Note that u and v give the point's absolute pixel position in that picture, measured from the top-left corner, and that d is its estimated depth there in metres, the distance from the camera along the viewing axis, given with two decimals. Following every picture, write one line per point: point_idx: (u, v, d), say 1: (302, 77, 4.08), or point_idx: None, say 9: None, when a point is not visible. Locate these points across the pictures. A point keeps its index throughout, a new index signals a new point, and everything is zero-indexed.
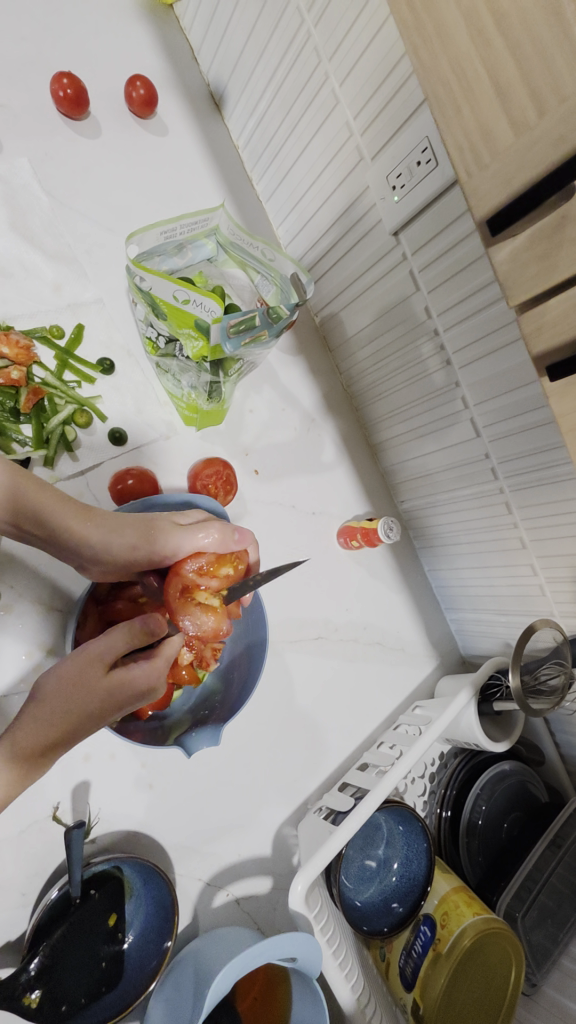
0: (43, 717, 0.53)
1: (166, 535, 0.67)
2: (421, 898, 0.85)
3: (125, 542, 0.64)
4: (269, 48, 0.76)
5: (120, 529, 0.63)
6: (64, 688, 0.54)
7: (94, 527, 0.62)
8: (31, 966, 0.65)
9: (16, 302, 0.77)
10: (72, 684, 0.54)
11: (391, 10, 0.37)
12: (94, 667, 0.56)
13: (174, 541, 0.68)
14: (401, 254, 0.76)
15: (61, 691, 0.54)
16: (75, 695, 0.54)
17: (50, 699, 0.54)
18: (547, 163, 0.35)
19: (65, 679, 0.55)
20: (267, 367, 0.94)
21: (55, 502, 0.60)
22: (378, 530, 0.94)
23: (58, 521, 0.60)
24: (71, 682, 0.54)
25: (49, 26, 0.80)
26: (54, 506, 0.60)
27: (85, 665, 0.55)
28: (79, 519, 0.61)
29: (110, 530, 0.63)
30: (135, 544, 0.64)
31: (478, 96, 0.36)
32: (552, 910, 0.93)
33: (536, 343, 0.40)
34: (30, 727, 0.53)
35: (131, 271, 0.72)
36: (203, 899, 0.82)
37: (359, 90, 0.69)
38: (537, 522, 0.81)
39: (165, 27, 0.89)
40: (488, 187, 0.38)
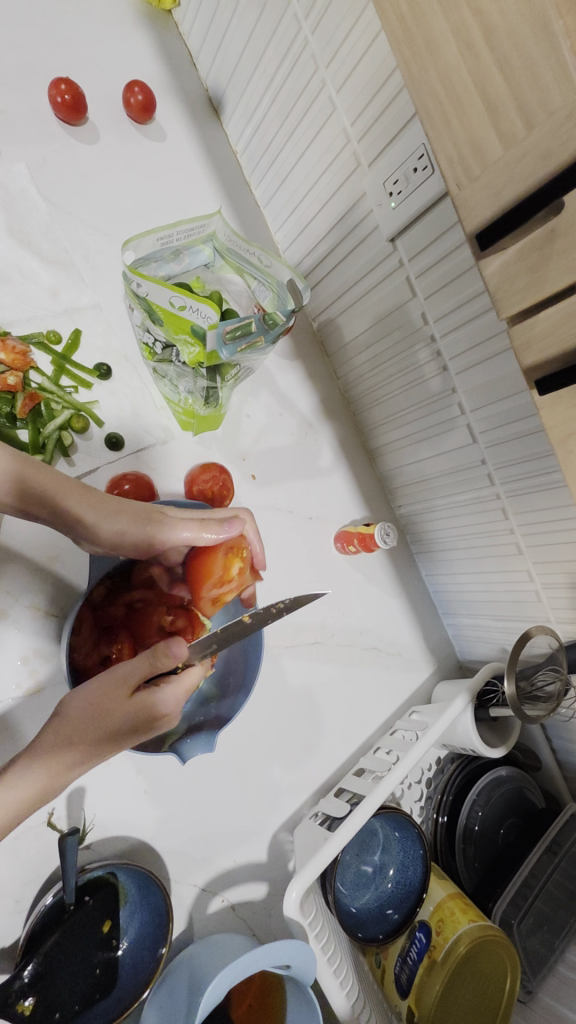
0: (66, 735, 0.53)
1: (162, 523, 0.69)
2: (416, 905, 0.86)
3: (121, 524, 0.65)
4: (267, 55, 0.77)
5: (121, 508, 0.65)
6: (90, 711, 0.55)
7: (92, 504, 0.62)
8: (25, 973, 0.66)
9: (13, 307, 0.77)
10: (97, 707, 0.55)
11: (381, 22, 0.38)
12: (121, 691, 0.57)
13: (172, 532, 0.70)
14: (397, 261, 0.76)
15: (85, 712, 0.55)
16: (100, 717, 0.55)
17: (75, 720, 0.54)
18: (536, 177, 0.35)
19: (91, 700, 0.55)
20: (264, 371, 0.94)
21: (52, 475, 0.59)
22: (375, 535, 0.94)
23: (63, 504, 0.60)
24: (97, 703, 0.55)
25: (48, 32, 0.80)
26: (52, 482, 0.59)
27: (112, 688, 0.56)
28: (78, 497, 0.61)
29: (106, 510, 0.64)
30: (131, 529, 0.66)
31: (467, 108, 0.36)
32: (548, 917, 0.93)
33: (527, 355, 0.40)
34: (55, 739, 0.53)
35: (128, 277, 0.72)
36: (198, 905, 0.82)
37: (355, 97, 0.69)
38: (534, 528, 0.81)
39: (164, 33, 0.89)
40: (478, 199, 0.38)
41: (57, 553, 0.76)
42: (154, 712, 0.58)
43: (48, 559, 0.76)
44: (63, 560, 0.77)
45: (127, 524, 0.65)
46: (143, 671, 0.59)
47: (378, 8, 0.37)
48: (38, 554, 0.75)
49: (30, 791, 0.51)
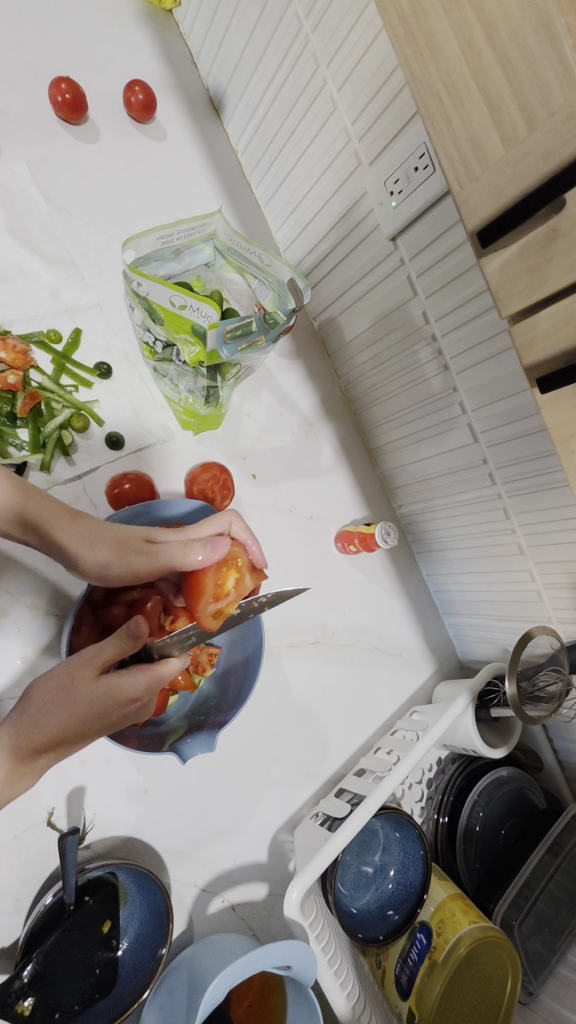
0: (25, 719, 0.53)
1: (145, 549, 0.64)
2: (418, 905, 0.86)
3: (103, 557, 0.62)
4: (268, 54, 0.77)
5: (100, 536, 0.62)
6: (51, 693, 0.54)
7: (74, 532, 0.61)
8: (24, 973, 0.65)
9: (13, 306, 0.77)
10: (59, 688, 0.54)
11: (383, 21, 0.37)
12: (87, 672, 0.55)
13: (156, 556, 0.64)
14: (399, 259, 0.76)
15: (45, 695, 0.54)
16: (61, 699, 0.53)
17: (36, 702, 0.54)
18: (537, 177, 0.35)
19: (53, 684, 0.54)
20: (265, 370, 0.94)
21: (42, 503, 0.60)
22: (375, 535, 0.94)
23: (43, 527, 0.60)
24: (62, 685, 0.54)
25: (48, 31, 0.80)
26: (40, 508, 0.60)
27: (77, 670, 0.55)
28: (64, 526, 0.61)
29: (89, 542, 0.61)
30: (111, 561, 0.63)
31: (468, 107, 0.36)
32: (549, 918, 0.93)
33: (529, 355, 0.40)
34: (18, 729, 0.53)
35: (129, 276, 0.71)
36: (198, 905, 0.82)
37: (356, 95, 0.69)
38: (535, 527, 0.81)
39: (165, 32, 0.89)
40: (479, 199, 0.38)
41: None
42: (122, 695, 0.56)
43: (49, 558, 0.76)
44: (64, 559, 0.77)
45: (111, 557, 0.62)
46: (114, 653, 0.57)
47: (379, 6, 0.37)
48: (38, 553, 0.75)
49: None
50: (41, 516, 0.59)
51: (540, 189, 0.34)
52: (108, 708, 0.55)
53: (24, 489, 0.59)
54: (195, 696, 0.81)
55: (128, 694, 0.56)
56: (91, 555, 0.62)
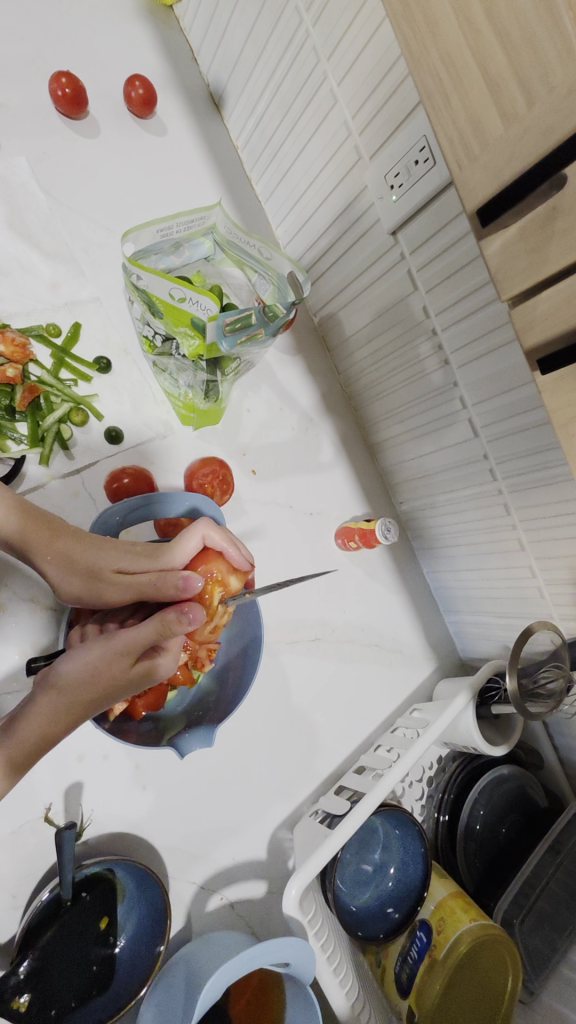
0: (63, 698, 0.54)
1: (108, 580, 0.61)
2: (418, 904, 0.85)
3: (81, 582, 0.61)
4: (269, 47, 0.76)
5: (64, 560, 0.61)
6: (85, 676, 0.54)
7: (46, 553, 0.61)
8: (20, 969, 0.65)
9: (12, 300, 0.77)
10: (94, 672, 0.54)
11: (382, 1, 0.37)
12: (122, 661, 0.55)
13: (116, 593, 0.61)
14: (399, 254, 0.75)
15: (80, 676, 0.54)
16: (100, 685, 0.54)
17: (69, 684, 0.54)
18: (538, 154, 0.34)
19: (89, 669, 0.54)
20: (265, 366, 0.94)
21: (25, 526, 0.60)
22: (375, 531, 0.93)
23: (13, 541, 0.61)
24: (97, 673, 0.54)
25: (49, 26, 0.80)
26: (20, 530, 0.60)
27: (111, 654, 0.55)
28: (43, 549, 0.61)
29: (68, 568, 0.61)
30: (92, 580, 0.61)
31: (467, 85, 0.36)
32: (551, 916, 0.92)
33: (528, 336, 0.40)
34: (54, 709, 0.54)
35: (128, 269, 0.71)
36: (197, 903, 0.81)
37: (356, 88, 0.69)
38: (536, 523, 0.81)
39: (165, 28, 0.89)
40: (478, 179, 0.38)
41: None
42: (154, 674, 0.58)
43: None
44: None
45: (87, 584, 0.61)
46: (142, 640, 0.56)
47: None
48: None
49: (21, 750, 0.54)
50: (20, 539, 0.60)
51: (539, 166, 0.34)
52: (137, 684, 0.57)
53: (18, 509, 0.60)
54: (194, 693, 0.81)
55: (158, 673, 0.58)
56: (56, 578, 0.61)
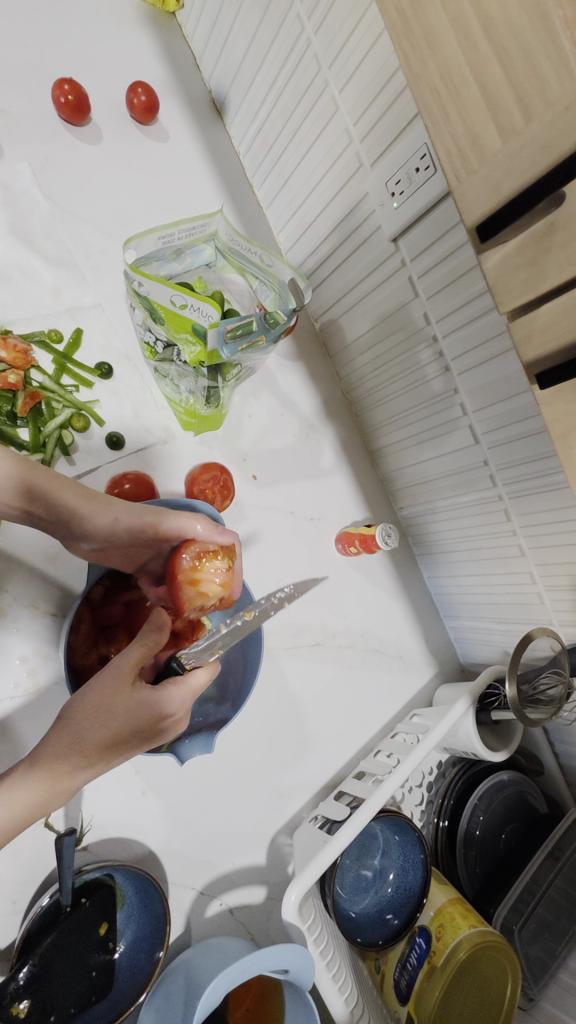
0: (68, 738, 0.53)
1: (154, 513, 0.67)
2: (417, 910, 0.85)
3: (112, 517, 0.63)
4: (270, 54, 0.77)
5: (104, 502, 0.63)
6: (90, 711, 0.53)
7: (82, 504, 0.61)
8: (20, 975, 0.65)
9: (14, 306, 0.77)
10: (97, 707, 0.54)
11: (380, 14, 0.37)
12: (122, 687, 0.55)
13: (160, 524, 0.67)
14: (400, 261, 0.76)
15: (84, 714, 0.53)
16: (102, 714, 0.54)
17: (76, 722, 0.53)
18: (535, 169, 0.34)
19: (91, 699, 0.54)
20: (266, 371, 0.94)
21: (47, 477, 0.59)
22: (376, 537, 0.93)
23: (47, 501, 0.59)
24: (100, 701, 0.54)
25: (52, 34, 0.81)
26: (47, 481, 0.59)
27: (112, 688, 0.55)
28: (70, 493, 0.60)
29: (100, 504, 0.62)
30: (126, 518, 0.64)
31: (465, 100, 0.36)
32: (550, 923, 0.92)
33: (526, 349, 0.40)
34: (59, 745, 0.53)
35: (129, 275, 0.71)
36: (196, 909, 0.81)
37: (358, 96, 0.69)
38: (536, 530, 0.81)
39: (168, 35, 0.90)
40: (476, 192, 0.38)
41: (55, 553, 0.76)
42: (159, 711, 0.56)
43: (47, 560, 0.76)
44: (62, 560, 0.77)
45: (119, 515, 0.63)
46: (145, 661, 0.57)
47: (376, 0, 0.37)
48: (37, 553, 0.75)
49: (27, 802, 0.51)
50: (50, 489, 0.58)
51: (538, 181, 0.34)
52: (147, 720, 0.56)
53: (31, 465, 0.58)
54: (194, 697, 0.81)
55: (166, 709, 0.57)
56: (98, 522, 0.62)
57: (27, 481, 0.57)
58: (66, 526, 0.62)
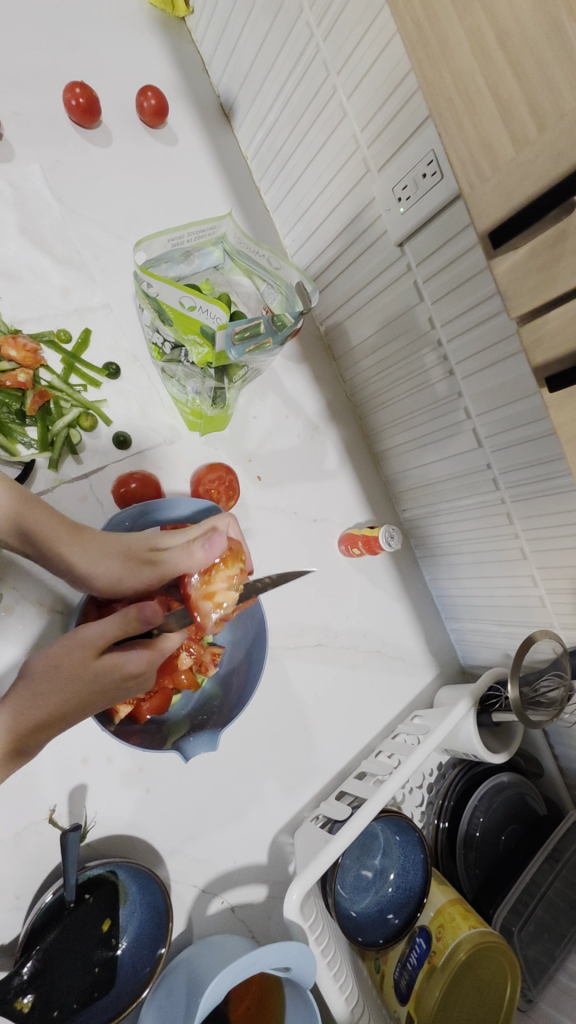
0: (28, 694, 0.54)
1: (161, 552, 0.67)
2: (417, 909, 0.85)
3: (104, 567, 0.63)
4: (280, 60, 0.78)
5: (99, 546, 0.63)
6: (51, 667, 0.56)
7: (80, 547, 0.62)
8: (23, 970, 0.65)
9: (24, 305, 0.78)
10: (58, 663, 0.56)
11: (396, 26, 0.38)
12: (86, 648, 0.57)
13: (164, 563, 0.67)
14: (406, 265, 0.76)
15: (46, 670, 0.56)
16: (63, 672, 0.55)
17: (35, 678, 0.55)
18: (546, 178, 0.35)
19: (52, 659, 0.56)
20: (271, 374, 0.95)
21: (43, 512, 0.60)
22: (379, 538, 0.94)
23: (38, 541, 0.60)
24: (61, 659, 0.56)
25: (64, 38, 0.82)
26: (42, 521, 0.60)
27: (78, 648, 0.57)
28: (62, 537, 0.61)
29: (99, 553, 0.63)
30: (123, 565, 0.64)
31: (480, 110, 0.37)
32: (549, 925, 0.92)
33: (537, 353, 0.41)
34: (16, 702, 0.54)
35: (139, 277, 0.73)
36: (198, 906, 0.82)
37: (366, 103, 0.70)
38: (538, 532, 0.81)
39: (178, 39, 0.91)
40: (489, 199, 0.39)
41: None
42: (122, 669, 0.57)
43: None
44: None
45: (111, 567, 0.64)
46: (117, 628, 0.59)
47: (392, 12, 0.38)
48: None
49: None
50: (43, 528, 0.60)
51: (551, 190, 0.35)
52: (107, 681, 0.56)
53: (31, 502, 0.60)
54: (198, 695, 0.81)
55: (130, 669, 0.58)
56: (92, 569, 0.63)
57: (18, 519, 0.59)
58: (61, 570, 0.63)
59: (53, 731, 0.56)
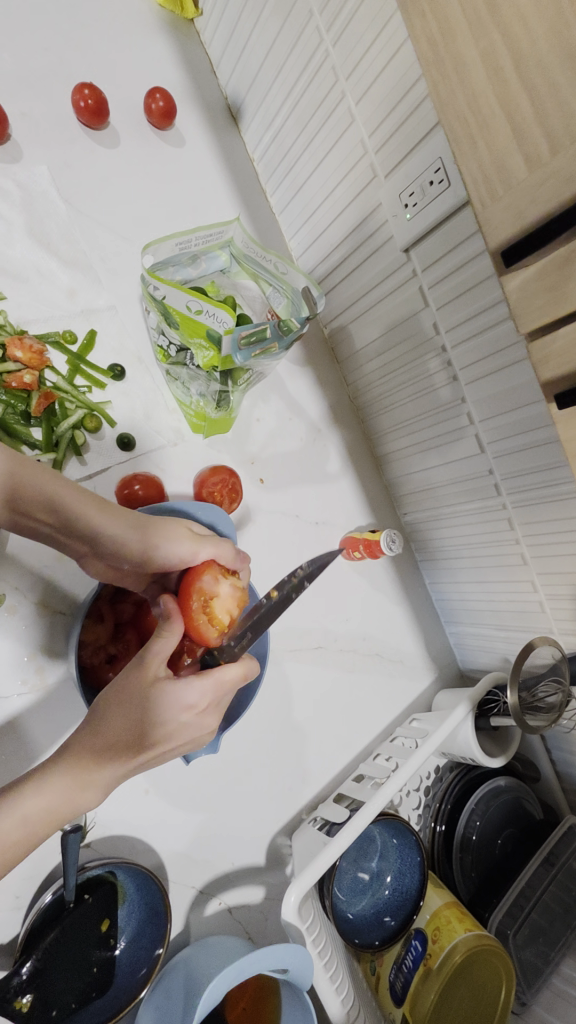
0: (93, 730, 0.53)
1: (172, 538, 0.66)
2: (413, 911, 0.86)
3: (131, 540, 0.63)
4: (288, 65, 0.78)
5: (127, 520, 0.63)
6: (114, 697, 0.54)
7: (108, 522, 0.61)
8: (23, 970, 0.66)
9: (30, 307, 0.78)
10: (120, 692, 0.54)
11: (412, 46, 0.39)
12: (142, 675, 0.55)
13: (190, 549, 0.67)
14: (411, 270, 0.77)
15: (110, 705, 0.54)
16: (122, 702, 0.54)
17: (96, 714, 0.54)
18: (558, 201, 0.36)
19: (111, 692, 0.55)
20: (275, 377, 0.95)
21: (54, 478, 0.58)
22: (380, 543, 0.94)
23: (65, 513, 0.59)
24: (120, 691, 0.54)
25: (72, 39, 0.81)
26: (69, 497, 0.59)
27: (133, 675, 0.56)
28: (90, 509, 0.60)
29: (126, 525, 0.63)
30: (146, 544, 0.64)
31: (493, 130, 0.37)
32: (544, 929, 0.93)
33: (545, 370, 0.41)
34: (79, 740, 0.53)
35: (146, 280, 0.74)
36: (195, 907, 0.82)
37: (375, 109, 0.70)
38: (539, 540, 0.82)
39: (187, 41, 0.91)
40: (500, 219, 0.39)
41: (65, 552, 0.77)
42: (179, 701, 0.55)
43: (57, 559, 0.76)
44: (71, 559, 0.77)
45: (121, 533, 0.62)
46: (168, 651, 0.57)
47: (408, 33, 0.39)
48: (46, 553, 0.76)
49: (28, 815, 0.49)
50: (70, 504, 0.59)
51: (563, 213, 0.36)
52: (166, 707, 0.55)
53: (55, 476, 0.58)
54: None
55: (187, 701, 0.55)
56: (120, 543, 0.63)
57: (19, 487, 0.56)
58: (84, 541, 0.62)
59: (122, 777, 0.54)
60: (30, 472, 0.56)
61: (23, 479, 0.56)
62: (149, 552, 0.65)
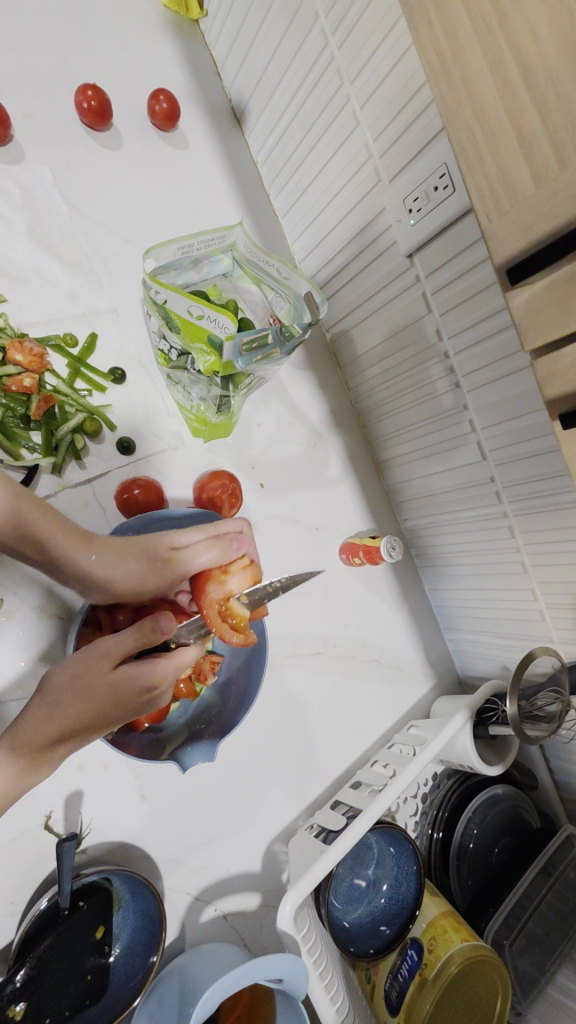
0: (47, 712, 0.56)
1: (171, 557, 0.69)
2: (409, 921, 0.85)
3: (124, 570, 0.66)
4: (292, 67, 0.77)
5: (120, 550, 0.66)
6: (70, 682, 0.57)
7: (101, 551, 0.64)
8: (17, 977, 0.66)
9: (31, 309, 0.77)
10: (77, 677, 0.58)
11: (419, 59, 0.39)
12: (103, 665, 0.59)
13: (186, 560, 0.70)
14: (414, 276, 0.76)
15: (65, 691, 0.57)
16: (78, 688, 0.57)
17: (53, 691, 0.57)
18: (565, 217, 0.35)
19: (69, 674, 0.58)
20: (276, 381, 0.95)
21: (46, 512, 0.60)
22: (380, 549, 0.94)
23: (57, 549, 0.61)
24: (78, 675, 0.58)
25: (76, 40, 0.81)
26: (58, 531, 0.61)
27: (93, 662, 0.58)
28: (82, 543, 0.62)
29: (119, 556, 0.65)
30: (143, 567, 0.67)
31: (500, 143, 0.37)
32: (540, 938, 0.93)
33: (550, 387, 0.41)
34: (35, 717, 0.57)
35: (147, 284, 0.73)
36: (191, 913, 0.82)
37: (380, 113, 0.70)
38: (540, 549, 0.81)
39: (191, 42, 0.90)
40: (507, 233, 0.39)
41: None
42: (147, 684, 0.59)
43: None
44: None
45: (113, 562, 0.65)
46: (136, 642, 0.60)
47: (416, 45, 0.38)
48: None
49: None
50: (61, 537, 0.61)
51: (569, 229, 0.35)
52: (123, 693, 0.58)
53: (48, 511, 0.61)
54: (196, 703, 0.80)
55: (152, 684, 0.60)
56: (116, 573, 0.65)
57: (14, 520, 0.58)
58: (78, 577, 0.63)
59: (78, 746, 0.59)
60: (29, 507, 0.59)
61: (18, 517, 0.58)
62: (145, 578, 0.68)
